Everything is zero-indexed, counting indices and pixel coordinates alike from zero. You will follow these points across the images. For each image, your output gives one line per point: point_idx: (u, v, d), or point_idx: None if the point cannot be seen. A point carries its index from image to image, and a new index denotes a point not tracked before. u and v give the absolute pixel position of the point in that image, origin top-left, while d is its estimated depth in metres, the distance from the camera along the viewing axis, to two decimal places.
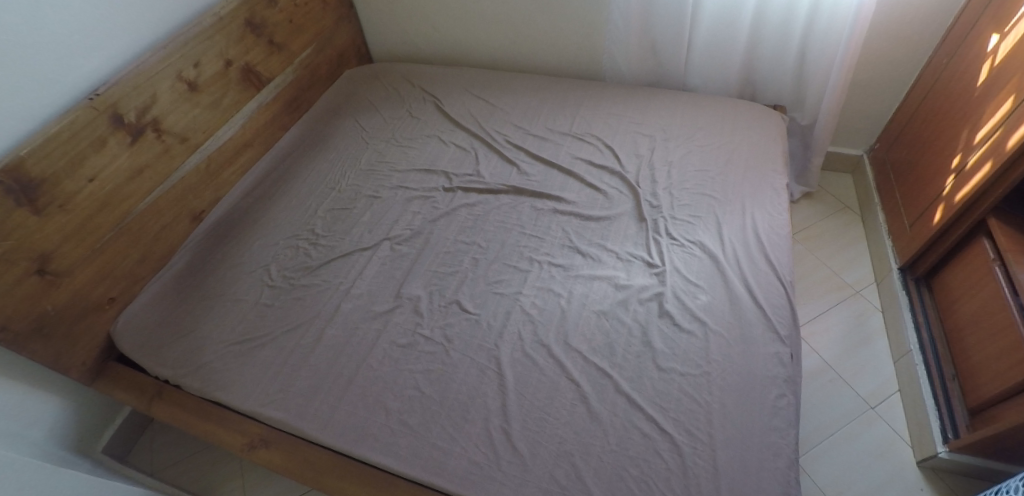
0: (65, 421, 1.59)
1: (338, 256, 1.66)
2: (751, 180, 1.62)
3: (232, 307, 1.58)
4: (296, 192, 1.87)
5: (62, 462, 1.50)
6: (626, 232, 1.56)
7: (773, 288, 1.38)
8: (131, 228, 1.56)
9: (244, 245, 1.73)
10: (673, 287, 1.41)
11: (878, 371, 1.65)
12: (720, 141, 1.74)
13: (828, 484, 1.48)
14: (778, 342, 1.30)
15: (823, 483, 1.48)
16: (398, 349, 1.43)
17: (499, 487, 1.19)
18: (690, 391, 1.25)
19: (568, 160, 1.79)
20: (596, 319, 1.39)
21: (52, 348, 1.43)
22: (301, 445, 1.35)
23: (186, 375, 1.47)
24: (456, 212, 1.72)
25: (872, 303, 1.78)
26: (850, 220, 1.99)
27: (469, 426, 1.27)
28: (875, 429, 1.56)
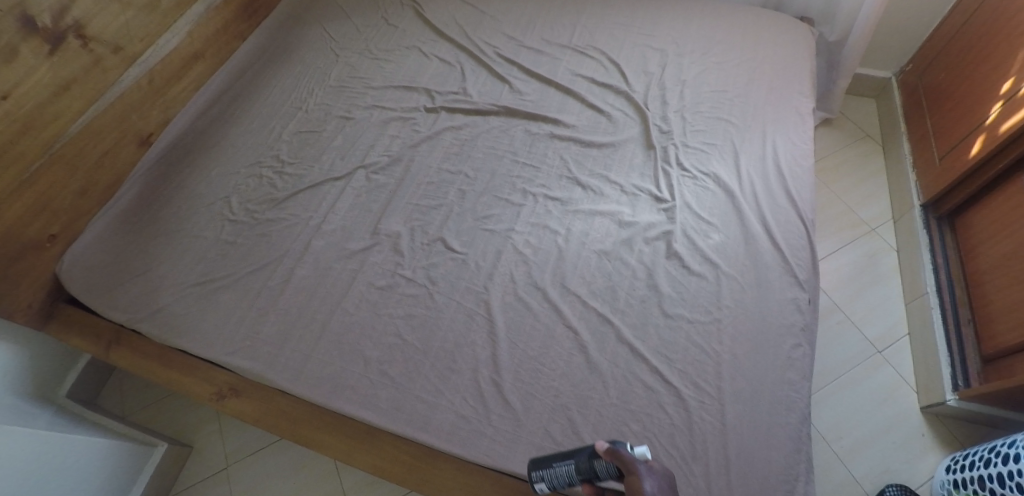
0: (19, 367, 1.45)
1: (306, 187, 1.49)
2: (772, 102, 1.45)
3: (191, 245, 1.43)
4: (256, 113, 1.67)
5: (18, 411, 1.38)
6: (631, 162, 1.39)
7: (793, 227, 1.25)
8: (65, 154, 1.34)
9: (202, 175, 1.55)
10: (684, 225, 1.27)
11: (888, 313, 1.56)
12: (739, 58, 1.55)
13: (829, 430, 1.42)
14: (796, 288, 1.18)
15: (824, 429, 1.43)
16: (376, 292, 1.29)
17: (489, 444, 1.09)
18: (699, 340, 1.13)
19: (568, 77, 1.58)
20: (596, 260, 1.25)
21: None
22: (274, 395, 1.23)
23: (142, 321, 1.34)
24: (440, 136, 1.53)
25: (886, 241, 1.67)
26: (870, 150, 1.83)
27: (455, 377, 1.16)
28: (880, 373, 1.49)
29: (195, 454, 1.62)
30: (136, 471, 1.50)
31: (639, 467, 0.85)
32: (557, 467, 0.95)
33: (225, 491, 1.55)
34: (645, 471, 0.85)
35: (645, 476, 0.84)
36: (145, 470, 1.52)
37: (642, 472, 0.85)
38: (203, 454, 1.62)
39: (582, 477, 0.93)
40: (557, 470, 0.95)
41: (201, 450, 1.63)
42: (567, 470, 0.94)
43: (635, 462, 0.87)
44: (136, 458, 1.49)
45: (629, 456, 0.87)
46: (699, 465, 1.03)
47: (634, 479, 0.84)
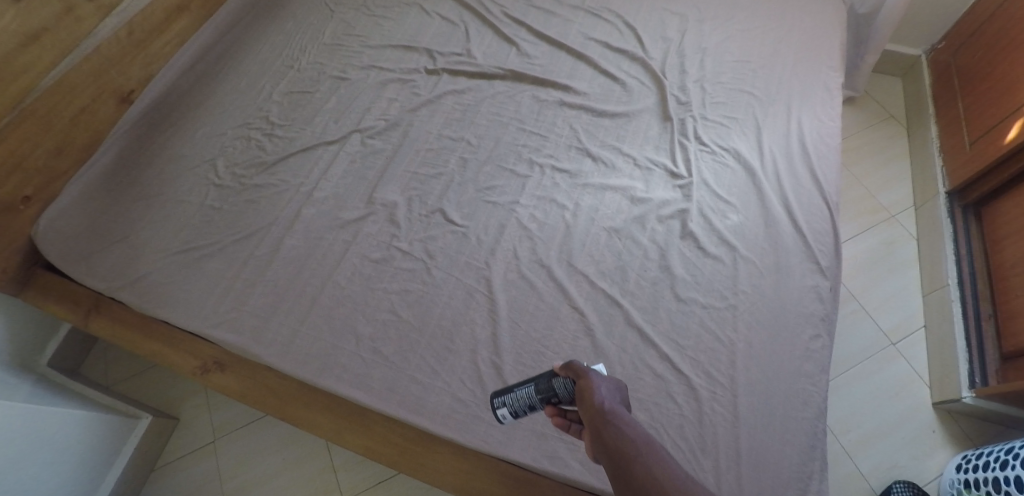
0: None
1: (297, 150, 1.40)
2: (798, 75, 1.37)
3: (175, 210, 1.35)
4: (246, 72, 1.57)
5: None
6: (645, 135, 1.31)
7: (817, 210, 1.18)
8: (37, 111, 1.24)
9: (186, 137, 1.47)
10: (700, 203, 1.19)
11: (904, 304, 1.49)
12: (764, 26, 1.46)
13: (838, 422, 1.37)
14: (818, 275, 1.11)
15: (833, 421, 1.37)
16: (369, 265, 1.21)
17: (486, 430, 1.03)
18: (713, 327, 1.07)
19: (579, 41, 1.48)
20: (606, 237, 1.17)
21: None
22: (260, 371, 1.17)
23: (123, 289, 1.26)
24: (441, 101, 1.43)
25: (907, 229, 1.59)
26: (893, 131, 1.75)
27: (452, 358, 1.09)
28: (893, 366, 1.42)
29: (181, 426, 1.57)
30: (120, 444, 1.43)
31: (592, 372, 0.79)
32: (517, 391, 0.88)
33: (212, 465, 1.50)
34: (597, 375, 0.79)
35: (598, 381, 0.78)
36: (129, 443, 1.45)
37: (594, 376, 0.79)
38: (190, 426, 1.56)
39: (543, 398, 0.85)
40: (517, 394, 0.88)
41: (188, 422, 1.57)
42: (527, 393, 0.87)
43: (588, 369, 0.81)
44: (120, 431, 1.43)
45: (583, 365, 0.81)
46: (708, 460, 0.96)
47: (586, 382, 0.78)
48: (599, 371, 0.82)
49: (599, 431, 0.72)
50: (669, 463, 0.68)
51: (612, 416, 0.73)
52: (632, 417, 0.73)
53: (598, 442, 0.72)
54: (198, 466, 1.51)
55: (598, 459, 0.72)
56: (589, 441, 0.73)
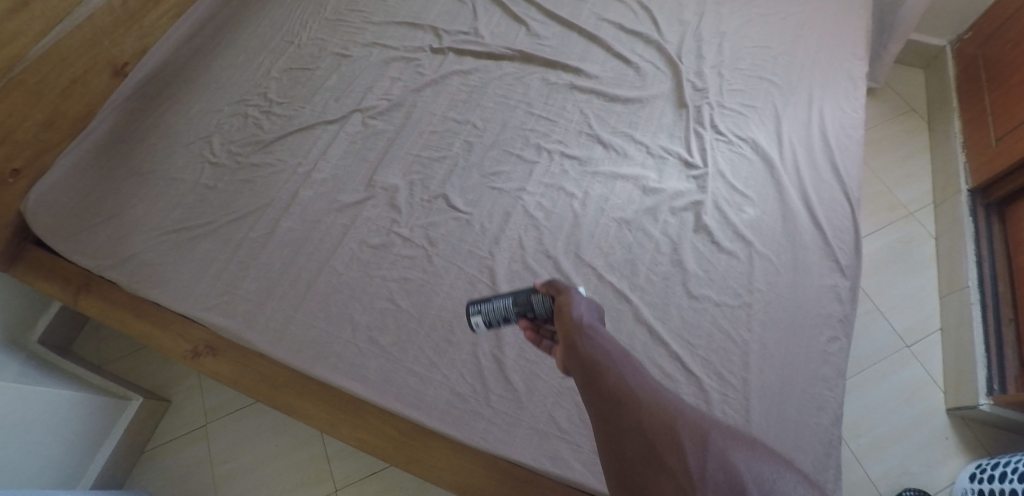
0: None
1: (296, 129, 1.35)
2: (821, 63, 1.31)
3: (169, 188, 1.30)
4: (244, 47, 1.52)
5: None
6: (659, 122, 1.25)
7: (837, 205, 1.12)
8: (27, 81, 1.19)
9: (182, 113, 1.42)
10: (715, 196, 1.14)
11: (920, 306, 1.44)
12: (786, 11, 1.39)
13: (849, 427, 1.33)
14: (837, 274, 1.06)
15: (845, 426, 1.33)
16: (368, 251, 1.16)
17: (486, 427, 0.98)
18: (725, 325, 1.02)
19: (592, 22, 1.41)
20: (615, 229, 1.12)
21: None
22: (253, 357, 1.12)
23: (113, 269, 1.21)
24: (446, 81, 1.37)
25: (925, 227, 1.54)
26: (914, 126, 1.69)
27: (451, 351, 1.05)
28: (907, 369, 1.38)
29: (173, 410, 1.52)
30: (109, 427, 1.39)
31: (573, 290, 0.82)
32: (494, 302, 0.88)
33: (203, 450, 1.46)
34: (576, 292, 0.82)
35: (578, 299, 0.81)
36: (119, 426, 1.41)
37: (574, 294, 0.82)
38: (181, 410, 1.52)
39: (519, 311, 0.87)
40: (494, 305, 0.88)
41: (180, 405, 1.53)
42: (504, 305, 0.87)
43: (567, 284, 0.84)
44: (109, 413, 1.38)
45: (565, 283, 0.84)
46: None
47: (565, 298, 0.81)
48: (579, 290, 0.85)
49: (573, 342, 0.76)
50: (638, 373, 0.73)
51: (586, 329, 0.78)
52: (605, 332, 0.78)
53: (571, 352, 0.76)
54: (188, 451, 1.46)
55: (569, 368, 0.77)
56: (563, 350, 0.77)
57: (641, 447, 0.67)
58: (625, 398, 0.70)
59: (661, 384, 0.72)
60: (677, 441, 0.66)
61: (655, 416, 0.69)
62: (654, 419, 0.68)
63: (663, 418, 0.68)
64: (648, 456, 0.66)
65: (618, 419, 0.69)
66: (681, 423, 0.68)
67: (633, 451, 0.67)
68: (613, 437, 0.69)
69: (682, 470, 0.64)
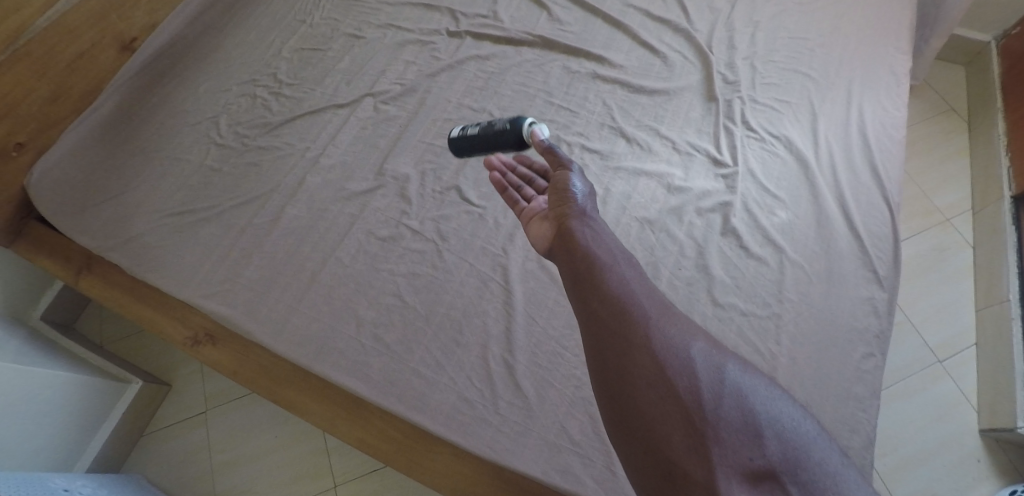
0: None
1: (305, 112, 1.29)
2: (861, 57, 1.22)
3: (173, 168, 1.26)
4: (255, 25, 1.46)
5: None
6: (687, 116, 1.18)
7: (876, 211, 1.05)
8: (31, 53, 1.15)
9: (190, 91, 1.37)
10: (745, 197, 1.07)
11: (955, 318, 1.37)
12: (825, 1, 1.31)
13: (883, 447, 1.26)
14: (874, 286, 0.99)
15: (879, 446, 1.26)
16: (376, 243, 1.11)
17: (493, 435, 0.93)
18: (752, 337, 0.96)
19: (617, 7, 1.34)
20: (637, 229, 1.06)
21: None
22: (253, 348, 1.08)
23: (113, 251, 1.16)
24: (462, 66, 1.31)
25: (962, 234, 1.45)
26: (953, 126, 1.60)
27: (460, 353, 0.99)
28: (938, 385, 1.30)
29: (173, 394, 1.49)
30: (108, 409, 1.35)
31: (571, 166, 0.92)
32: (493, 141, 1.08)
33: (202, 436, 1.42)
34: (576, 172, 0.91)
35: (581, 192, 0.88)
36: (118, 408, 1.37)
37: (573, 170, 0.91)
38: (182, 395, 1.48)
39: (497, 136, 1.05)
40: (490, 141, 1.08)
41: (180, 390, 1.49)
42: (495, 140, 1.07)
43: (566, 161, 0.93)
44: (108, 396, 1.35)
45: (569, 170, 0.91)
46: None
47: (565, 171, 0.90)
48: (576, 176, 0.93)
49: (575, 227, 0.82)
50: (638, 273, 0.76)
51: (586, 215, 0.84)
52: (604, 225, 0.84)
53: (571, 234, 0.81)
54: (187, 437, 1.43)
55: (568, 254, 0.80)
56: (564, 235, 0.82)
57: (638, 337, 0.68)
58: (630, 292, 0.72)
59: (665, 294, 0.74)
60: (687, 352, 0.67)
61: (664, 323, 0.70)
62: (664, 327, 0.69)
63: (674, 327, 0.69)
64: (654, 359, 0.66)
65: (624, 315, 0.70)
66: (693, 341, 0.68)
67: (637, 350, 0.67)
68: (614, 329, 0.70)
69: (690, 380, 0.65)
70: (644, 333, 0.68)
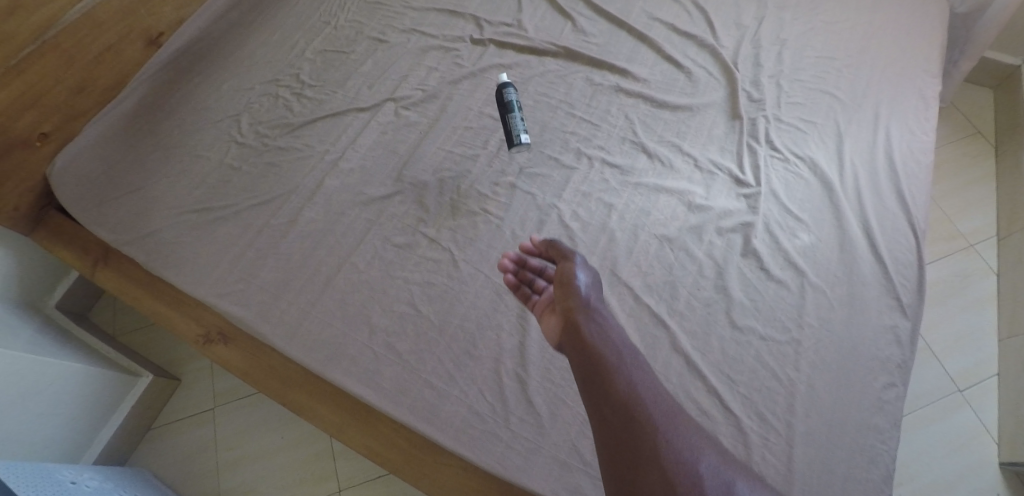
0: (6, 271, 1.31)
1: (326, 115, 1.29)
2: (890, 78, 1.20)
3: (193, 165, 1.26)
4: (280, 25, 1.47)
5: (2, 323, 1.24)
6: (710, 133, 1.16)
7: (902, 237, 1.03)
8: (59, 45, 1.17)
9: (213, 89, 1.37)
10: (767, 218, 1.05)
11: (976, 348, 1.34)
12: (854, 20, 1.29)
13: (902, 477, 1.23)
14: (897, 314, 0.97)
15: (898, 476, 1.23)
16: (392, 250, 1.11)
17: (503, 451, 0.92)
18: (770, 362, 0.94)
19: (642, 20, 1.33)
20: (656, 246, 1.05)
21: None
22: (265, 350, 1.08)
23: (131, 245, 1.17)
24: (484, 74, 1.30)
25: (987, 262, 1.43)
26: (980, 150, 1.57)
27: (472, 365, 0.98)
28: (958, 415, 1.28)
29: (182, 389, 1.49)
30: (117, 402, 1.36)
31: (575, 257, 0.96)
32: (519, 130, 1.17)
33: (209, 433, 1.42)
34: (579, 262, 0.95)
35: (585, 283, 0.91)
36: (128, 401, 1.38)
37: (577, 261, 0.95)
38: (191, 391, 1.48)
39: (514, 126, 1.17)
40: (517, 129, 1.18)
41: (189, 386, 1.49)
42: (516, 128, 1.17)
43: (568, 252, 0.97)
44: (118, 388, 1.35)
45: (570, 257, 0.95)
46: None
47: (569, 263, 0.94)
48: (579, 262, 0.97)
49: (584, 325, 0.84)
50: (644, 373, 0.80)
51: (592, 309, 0.87)
52: (610, 319, 0.87)
53: (580, 331, 0.84)
54: (194, 434, 1.43)
55: (578, 351, 0.83)
56: (573, 331, 0.84)
57: (649, 450, 0.72)
58: (637, 399, 0.76)
59: (673, 399, 0.78)
60: (696, 470, 0.70)
61: (673, 434, 0.74)
62: (672, 440, 0.73)
63: (684, 441, 0.73)
64: (664, 475, 0.70)
65: (636, 426, 0.74)
66: (701, 456, 0.72)
67: (649, 470, 0.71)
68: (625, 440, 0.73)
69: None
70: (654, 449, 0.72)
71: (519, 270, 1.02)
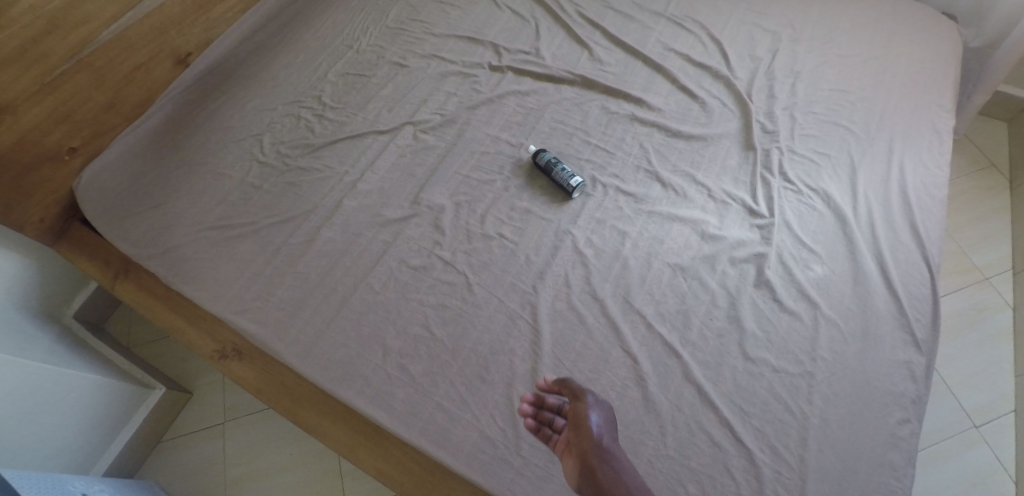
0: (27, 280, 1.34)
1: (345, 136, 1.32)
2: (904, 112, 1.21)
3: (215, 183, 1.29)
4: (304, 47, 1.51)
5: (23, 332, 1.26)
6: (724, 163, 1.18)
7: (916, 271, 1.03)
8: (92, 63, 1.21)
9: (237, 108, 1.41)
10: (781, 248, 1.06)
11: (992, 382, 1.32)
12: (867, 53, 1.31)
13: None
14: (912, 349, 0.96)
15: None
16: (407, 272, 1.12)
17: (514, 477, 0.92)
18: (783, 394, 0.94)
19: (658, 51, 1.35)
20: (669, 275, 1.06)
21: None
22: (279, 368, 1.09)
23: (152, 259, 1.19)
24: (502, 101, 1.33)
25: (1002, 296, 1.42)
26: (993, 183, 1.57)
27: (485, 389, 0.99)
28: (974, 452, 1.26)
29: (194, 402, 1.50)
30: (129, 414, 1.37)
31: (587, 395, 0.89)
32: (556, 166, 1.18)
33: (219, 448, 1.43)
34: (593, 401, 0.89)
35: (597, 417, 0.87)
36: (141, 412, 1.40)
37: (590, 400, 0.89)
38: (202, 405, 1.49)
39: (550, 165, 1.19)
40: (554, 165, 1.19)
41: (201, 400, 1.50)
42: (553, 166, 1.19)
43: (581, 390, 0.90)
44: (131, 400, 1.37)
45: (581, 389, 0.90)
46: None
47: (582, 405, 0.88)
48: (593, 397, 0.91)
49: (600, 473, 0.81)
50: None
51: (609, 455, 0.83)
52: (626, 461, 0.84)
53: (597, 480, 0.81)
54: (204, 449, 1.43)
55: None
56: (588, 479, 0.82)
57: None
58: None
59: None
60: None
61: None
62: None
63: None
64: None
65: None
66: None
67: None
68: None
69: None
70: None
71: (537, 412, 0.93)
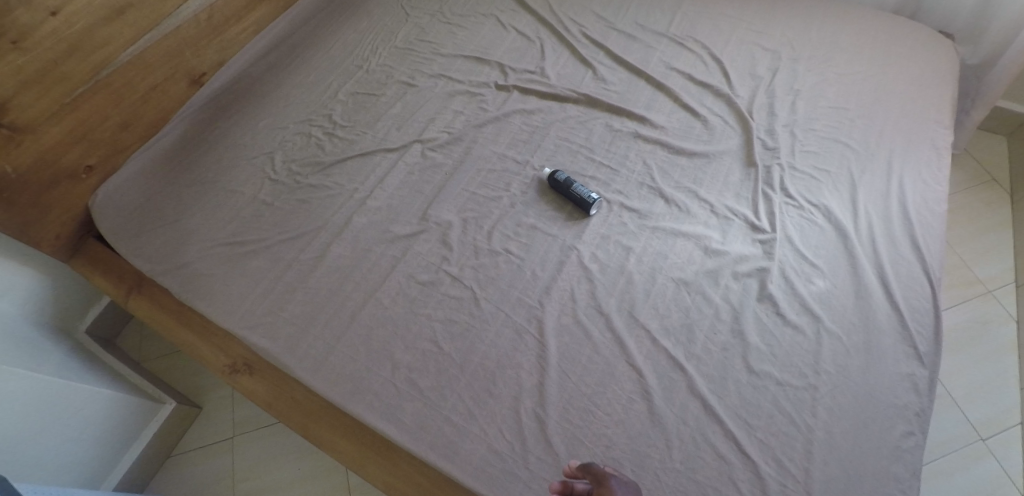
0: (41, 296, 1.36)
1: (355, 154, 1.35)
2: (903, 128, 1.24)
3: (227, 200, 1.32)
4: (315, 67, 1.54)
5: (40, 347, 1.29)
6: (726, 180, 1.20)
7: (917, 285, 1.04)
8: (110, 84, 1.25)
9: (249, 126, 1.44)
10: (783, 263, 1.08)
11: (998, 395, 1.33)
12: (866, 71, 1.33)
13: None
14: (914, 362, 0.98)
15: None
16: (415, 287, 1.14)
17: (521, 490, 0.93)
18: (787, 408, 0.95)
19: (660, 70, 1.39)
20: (673, 290, 1.07)
21: (17, 217, 1.16)
22: (289, 382, 1.11)
23: (165, 275, 1.22)
24: (508, 119, 1.36)
25: (1006, 309, 1.42)
26: (994, 197, 1.58)
27: (492, 403, 1.00)
28: (982, 465, 1.26)
29: (203, 417, 1.52)
30: (139, 428, 1.39)
31: (611, 479, 0.82)
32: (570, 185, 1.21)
33: (228, 462, 1.44)
34: (618, 485, 0.82)
35: None
36: (152, 425, 1.41)
37: (615, 485, 0.81)
38: (211, 419, 1.51)
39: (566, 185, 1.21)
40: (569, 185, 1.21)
41: (210, 414, 1.52)
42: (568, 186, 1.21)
43: (605, 474, 0.83)
44: (141, 415, 1.38)
45: (605, 472, 0.83)
46: None
47: (606, 491, 0.80)
48: (620, 479, 0.84)
49: None
50: None
51: None
52: None
53: None
54: (213, 463, 1.45)
55: None
56: None
57: None
58: None
59: None
60: None
61: None
62: None
63: None
64: None
65: None
66: None
67: None
68: None
69: None
70: None
71: None
